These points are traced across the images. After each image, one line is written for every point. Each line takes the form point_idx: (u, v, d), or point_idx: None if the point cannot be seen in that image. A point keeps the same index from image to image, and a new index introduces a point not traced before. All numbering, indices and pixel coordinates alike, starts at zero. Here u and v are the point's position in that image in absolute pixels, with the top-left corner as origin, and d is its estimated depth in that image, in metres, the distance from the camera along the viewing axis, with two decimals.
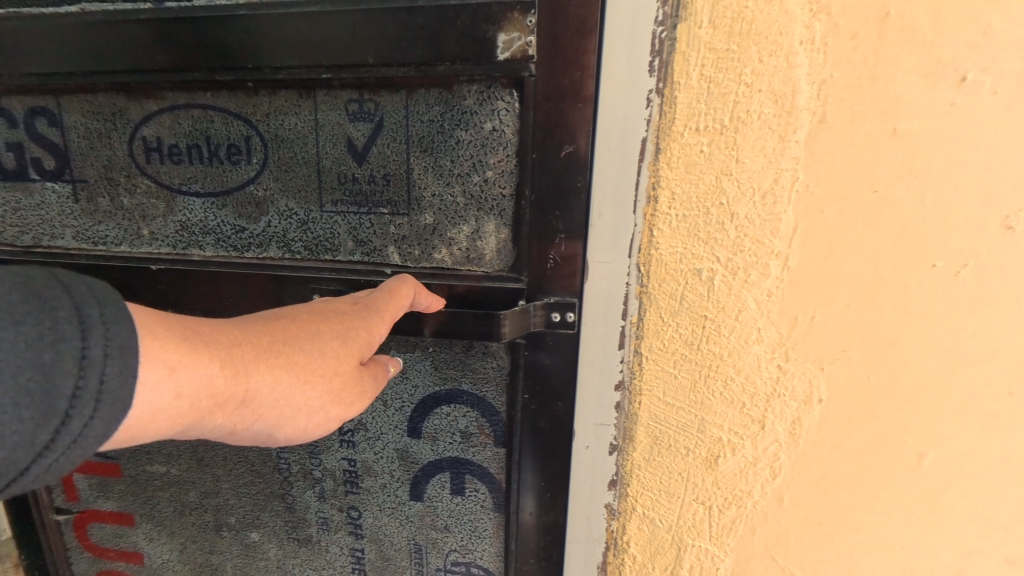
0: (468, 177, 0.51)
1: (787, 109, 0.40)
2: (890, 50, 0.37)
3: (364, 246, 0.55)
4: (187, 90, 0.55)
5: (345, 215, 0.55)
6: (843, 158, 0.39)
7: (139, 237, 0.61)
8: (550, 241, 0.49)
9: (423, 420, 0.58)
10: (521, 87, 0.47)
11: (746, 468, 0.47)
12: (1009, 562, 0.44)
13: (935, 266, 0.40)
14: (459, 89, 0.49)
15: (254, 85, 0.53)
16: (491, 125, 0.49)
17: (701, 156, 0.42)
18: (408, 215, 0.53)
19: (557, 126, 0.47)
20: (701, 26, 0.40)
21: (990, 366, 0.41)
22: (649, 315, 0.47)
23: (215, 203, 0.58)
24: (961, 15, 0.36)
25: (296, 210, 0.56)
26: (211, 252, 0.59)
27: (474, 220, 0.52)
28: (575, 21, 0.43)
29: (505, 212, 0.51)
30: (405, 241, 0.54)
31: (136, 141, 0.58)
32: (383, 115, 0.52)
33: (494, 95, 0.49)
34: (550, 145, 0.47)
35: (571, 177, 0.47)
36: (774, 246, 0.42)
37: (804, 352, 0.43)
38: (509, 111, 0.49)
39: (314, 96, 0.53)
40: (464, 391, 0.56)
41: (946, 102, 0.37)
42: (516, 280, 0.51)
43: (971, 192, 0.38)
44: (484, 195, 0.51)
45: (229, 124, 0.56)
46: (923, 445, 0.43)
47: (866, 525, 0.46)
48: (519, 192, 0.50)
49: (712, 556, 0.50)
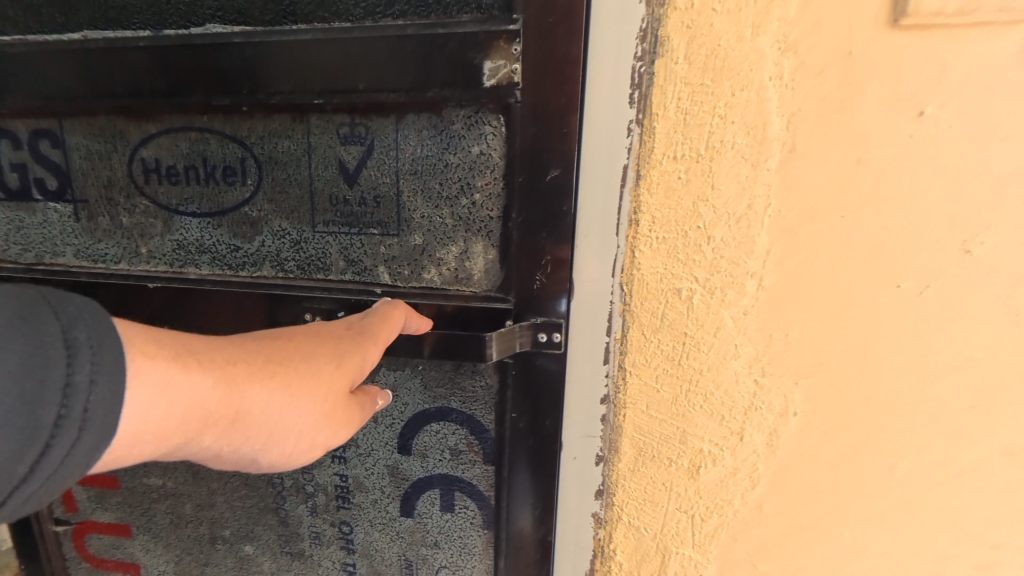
0: (456, 200, 0.53)
1: (759, 139, 0.42)
2: (853, 86, 0.40)
3: (355, 266, 0.57)
4: (184, 114, 0.57)
5: (337, 235, 0.57)
6: (814, 185, 0.42)
7: (138, 255, 0.63)
8: (538, 262, 0.51)
9: (413, 437, 0.60)
10: (508, 112, 0.50)
11: (726, 478, 0.49)
12: (977, 567, 0.46)
13: (900, 287, 0.42)
14: (448, 113, 0.51)
15: (249, 110, 0.55)
16: (479, 149, 0.51)
17: (680, 182, 0.44)
18: (398, 236, 0.55)
19: (544, 151, 0.49)
20: (677, 61, 0.42)
21: (954, 381, 0.43)
22: (633, 331, 0.48)
23: (211, 222, 0.60)
24: (918, 55, 0.38)
25: (288, 230, 0.58)
26: (207, 270, 0.61)
27: (463, 241, 0.54)
28: (558, 51, 0.46)
29: (493, 234, 0.53)
30: (395, 261, 0.56)
31: (136, 162, 0.60)
32: (374, 138, 0.53)
33: (481, 118, 0.51)
34: (537, 169, 0.49)
35: (558, 200, 0.49)
36: (750, 267, 0.44)
37: (780, 367, 0.46)
38: (496, 135, 0.51)
39: (306, 120, 0.54)
40: (454, 409, 0.58)
41: (907, 134, 0.40)
42: (505, 301, 0.53)
43: (932, 218, 0.41)
44: (473, 217, 0.53)
45: (224, 147, 0.57)
46: (894, 456, 0.45)
47: (844, 532, 0.48)
48: (507, 214, 0.52)
49: (695, 563, 0.52)
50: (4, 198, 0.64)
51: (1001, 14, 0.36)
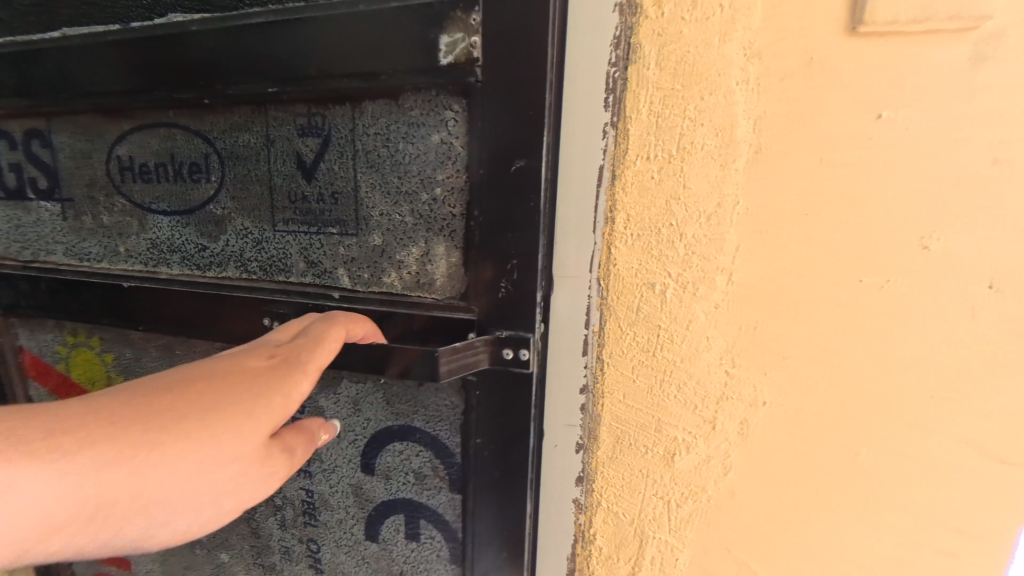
0: (416, 196, 0.54)
1: (727, 140, 0.44)
2: (815, 90, 0.42)
3: (316, 267, 0.60)
4: (155, 110, 0.60)
5: (296, 234, 0.60)
6: (778, 185, 0.44)
7: (118, 253, 0.66)
8: (504, 269, 0.52)
9: (376, 456, 0.63)
10: (468, 96, 0.49)
11: (700, 465, 0.51)
12: (939, 552, 0.48)
13: (862, 281, 0.44)
14: (404, 99, 0.52)
15: (211, 103, 0.58)
16: (439, 136, 0.52)
17: (652, 182, 0.46)
18: (357, 235, 0.58)
19: (511, 142, 0.48)
20: (648, 68, 0.44)
21: (914, 372, 0.45)
22: (610, 324, 0.50)
23: (181, 221, 0.63)
24: (875, 61, 0.40)
25: (251, 229, 0.61)
26: (178, 269, 0.64)
27: (423, 241, 0.55)
28: (516, 24, 0.45)
29: (455, 232, 0.54)
30: (355, 263, 0.58)
31: (113, 160, 0.64)
32: (331, 129, 0.56)
33: (439, 105, 0.51)
34: (501, 159, 0.49)
35: (524, 198, 0.49)
36: (720, 263, 0.47)
37: (749, 359, 0.48)
38: (457, 120, 0.51)
39: (267, 113, 0.57)
40: (417, 429, 0.60)
41: (866, 136, 0.42)
42: (467, 310, 0.54)
43: (890, 215, 0.43)
44: (433, 214, 0.54)
45: (190, 142, 0.61)
46: (859, 444, 0.47)
47: (811, 518, 0.50)
48: (469, 212, 0.52)
49: (672, 548, 0.54)
50: (4, 198, 0.69)
51: (950, 22, 0.38)
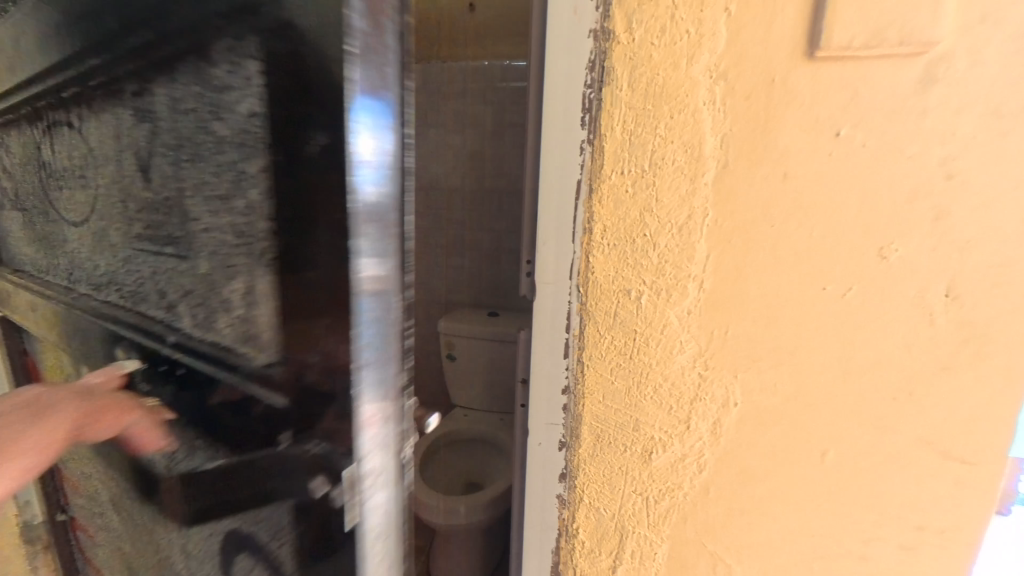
0: (230, 202, 0.43)
1: (696, 156, 0.47)
2: (775, 110, 0.45)
3: (164, 295, 0.52)
4: (61, 110, 0.62)
5: (148, 255, 0.53)
6: (744, 198, 0.47)
7: (55, 262, 0.72)
8: (315, 314, 0.40)
9: (236, 544, 0.51)
10: (276, 51, 0.37)
11: (675, 463, 0.54)
12: (904, 549, 0.50)
13: (825, 289, 0.47)
14: (213, 59, 0.41)
15: (89, 95, 0.56)
16: (246, 109, 0.40)
17: (627, 195, 0.49)
18: (188, 257, 0.48)
19: (303, 122, 0.36)
20: (621, 89, 0.47)
21: (876, 375, 0.47)
22: (589, 328, 0.53)
23: (81, 231, 0.64)
24: (832, 82, 0.43)
25: (119, 245, 0.58)
26: (86, 288, 0.66)
27: (242, 267, 0.44)
28: None
29: (264, 253, 0.42)
30: (191, 293, 0.49)
31: (42, 169, 0.68)
32: (159, 116, 0.47)
33: (243, 58, 0.39)
34: (303, 141, 0.37)
35: (320, 205, 0.37)
36: (691, 271, 0.49)
37: (720, 361, 0.50)
38: (257, 85, 0.39)
39: (116, 101, 0.51)
40: (265, 524, 0.47)
41: (826, 152, 0.45)
42: (280, 363, 0.42)
43: (850, 226, 0.45)
44: (247, 229, 0.43)
45: (77, 149, 0.60)
46: (825, 443, 0.50)
47: (781, 514, 0.52)
48: (274, 223, 0.40)
49: (650, 542, 0.57)
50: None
51: (901, 47, 0.41)
